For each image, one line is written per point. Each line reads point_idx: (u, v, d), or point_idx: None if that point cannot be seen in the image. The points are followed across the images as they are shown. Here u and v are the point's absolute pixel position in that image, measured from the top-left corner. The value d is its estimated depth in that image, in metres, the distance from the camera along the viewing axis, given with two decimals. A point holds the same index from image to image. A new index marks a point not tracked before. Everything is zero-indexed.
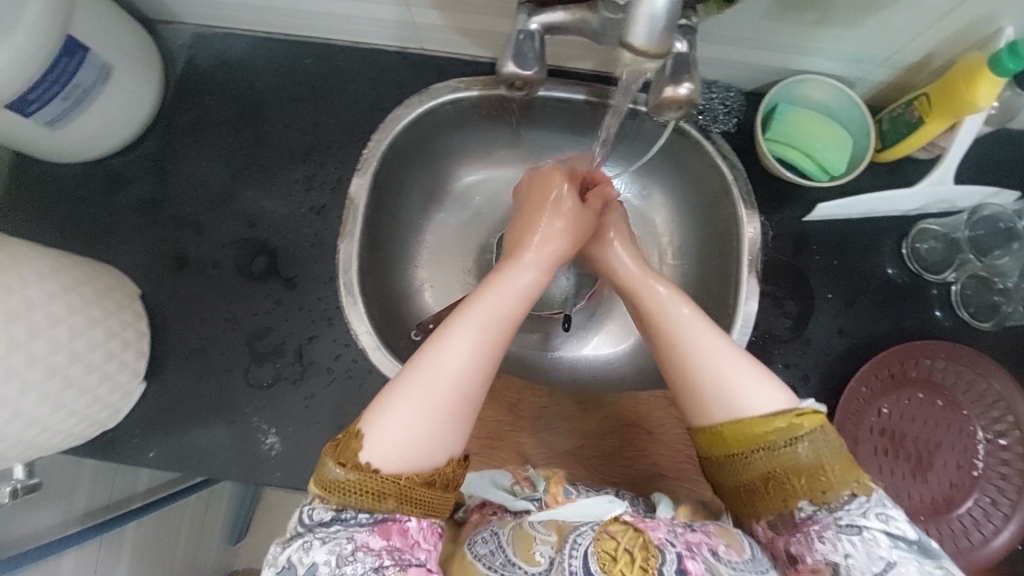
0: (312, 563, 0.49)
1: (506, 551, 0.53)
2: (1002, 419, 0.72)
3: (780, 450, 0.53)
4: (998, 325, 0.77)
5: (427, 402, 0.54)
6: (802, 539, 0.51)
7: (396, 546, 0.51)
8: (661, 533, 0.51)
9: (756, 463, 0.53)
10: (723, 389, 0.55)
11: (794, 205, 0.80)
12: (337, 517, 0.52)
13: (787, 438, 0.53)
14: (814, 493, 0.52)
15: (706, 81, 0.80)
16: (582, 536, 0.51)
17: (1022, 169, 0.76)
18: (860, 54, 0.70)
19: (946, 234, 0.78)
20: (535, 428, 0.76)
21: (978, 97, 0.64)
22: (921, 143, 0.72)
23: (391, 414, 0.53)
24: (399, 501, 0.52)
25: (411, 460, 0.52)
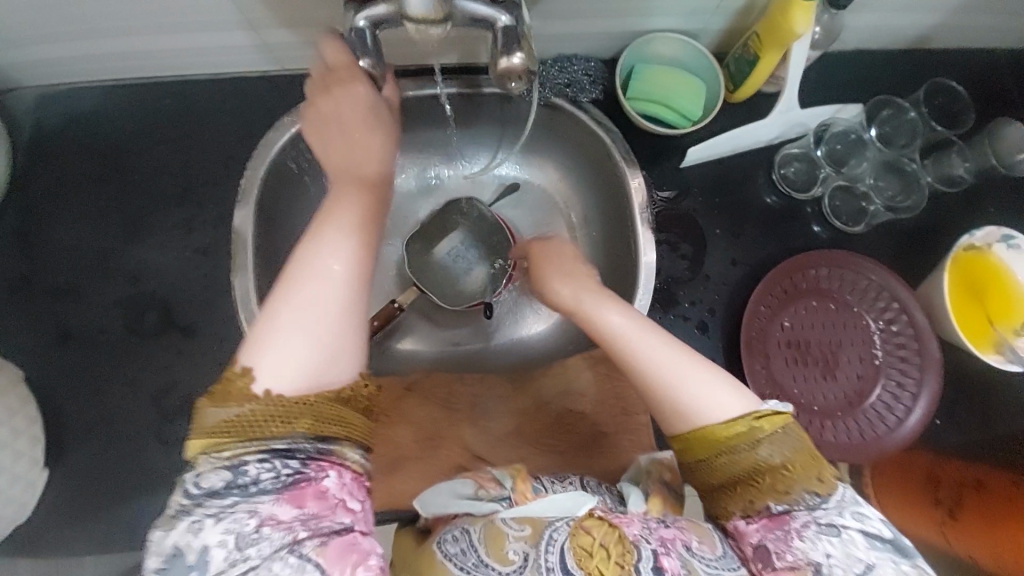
0: (205, 547, 0.40)
1: (478, 552, 0.51)
2: (889, 309, 0.78)
3: (741, 455, 0.50)
4: (868, 226, 0.83)
5: (306, 321, 0.46)
6: (782, 536, 0.49)
7: (312, 514, 0.43)
8: (635, 527, 0.52)
9: (718, 468, 0.51)
10: (692, 388, 0.52)
11: (670, 155, 0.84)
12: (234, 481, 0.42)
13: (746, 444, 0.50)
14: (775, 493, 0.50)
15: (566, 56, 0.83)
16: (559, 531, 0.51)
17: (855, 85, 0.84)
18: (691, 6, 0.76)
19: (805, 155, 0.85)
20: (471, 417, 0.76)
21: (796, 25, 0.68)
22: (764, 77, 0.78)
23: (274, 344, 0.45)
24: (315, 424, 0.44)
25: (311, 379, 0.45)
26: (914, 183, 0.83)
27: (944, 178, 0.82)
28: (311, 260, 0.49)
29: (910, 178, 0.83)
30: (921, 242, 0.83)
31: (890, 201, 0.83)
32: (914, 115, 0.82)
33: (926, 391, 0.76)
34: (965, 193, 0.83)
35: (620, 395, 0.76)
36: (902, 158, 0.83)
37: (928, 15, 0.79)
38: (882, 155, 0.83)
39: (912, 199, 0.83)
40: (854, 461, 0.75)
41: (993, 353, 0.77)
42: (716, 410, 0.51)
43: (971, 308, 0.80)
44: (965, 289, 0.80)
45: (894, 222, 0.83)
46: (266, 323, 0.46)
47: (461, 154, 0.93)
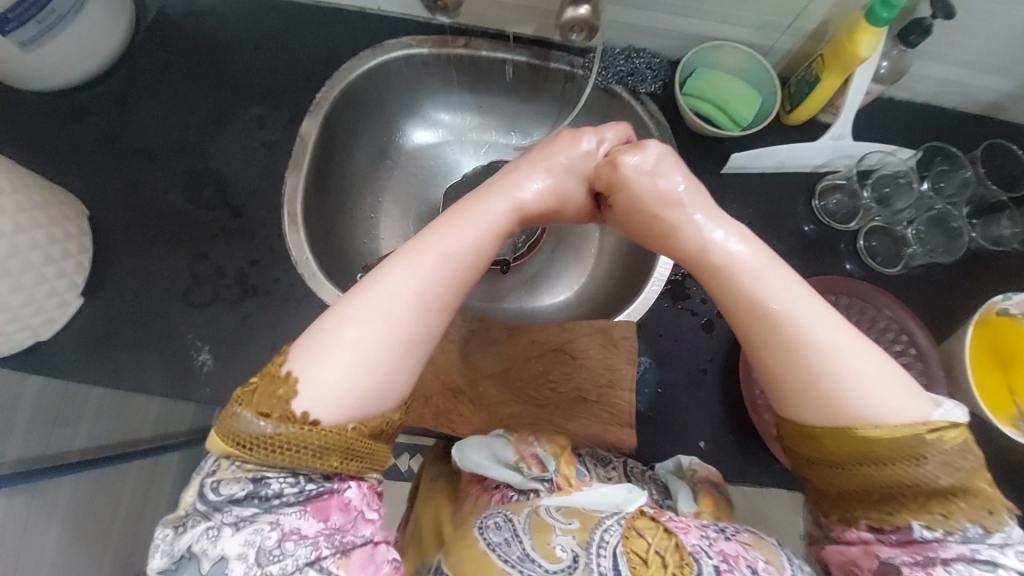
0: (225, 551, 0.47)
1: (523, 543, 0.54)
2: (903, 353, 0.78)
3: (902, 467, 0.49)
4: (905, 269, 0.82)
5: (372, 314, 0.52)
6: (923, 561, 0.47)
7: (333, 526, 0.49)
8: (692, 537, 0.53)
9: (868, 475, 0.50)
10: (852, 378, 0.50)
11: (714, 158, 0.86)
12: (255, 493, 0.48)
13: (911, 456, 0.48)
14: (929, 515, 0.48)
15: (635, 47, 0.88)
16: (608, 533, 0.53)
17: (912, 132, 0.85)
18: (764, 20, 0.79)
19: (848, 190, 0.85)
20: (463, 350, 0.79)
21: (862, 48, 0.70)
22: (823, 100, 0.79)
23: (325, 350, 0.51)
24: (343, 458, 0.51)
25: (343, 413, 0.51)
26: (957, 237, 0.82)
27: (990, 237, 0.82)
28: (364, 301, 0.53)
29: (953, 230, 0.82)
30: (953, 296, 0.81)
31: (929, 247, 0.83)
32: (970, 171, 0.80)
33: None
34: (1009, 258, 0.81)
35: (613, 369, 0.77)
36: (948, 210, 0.82)
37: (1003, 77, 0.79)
38: (929, 202, 0.83)
39: (952, 250, 0.82)
40: None
41: (1008, 424, 0.73)
42: (882, 403, 0.49)
43: (992, 372, 0.76)
44: (990, 352, 0.77)
45: (928, 271, 0.82)
46: (303, 350, 0.51)
47: (514, 124, 0.98)
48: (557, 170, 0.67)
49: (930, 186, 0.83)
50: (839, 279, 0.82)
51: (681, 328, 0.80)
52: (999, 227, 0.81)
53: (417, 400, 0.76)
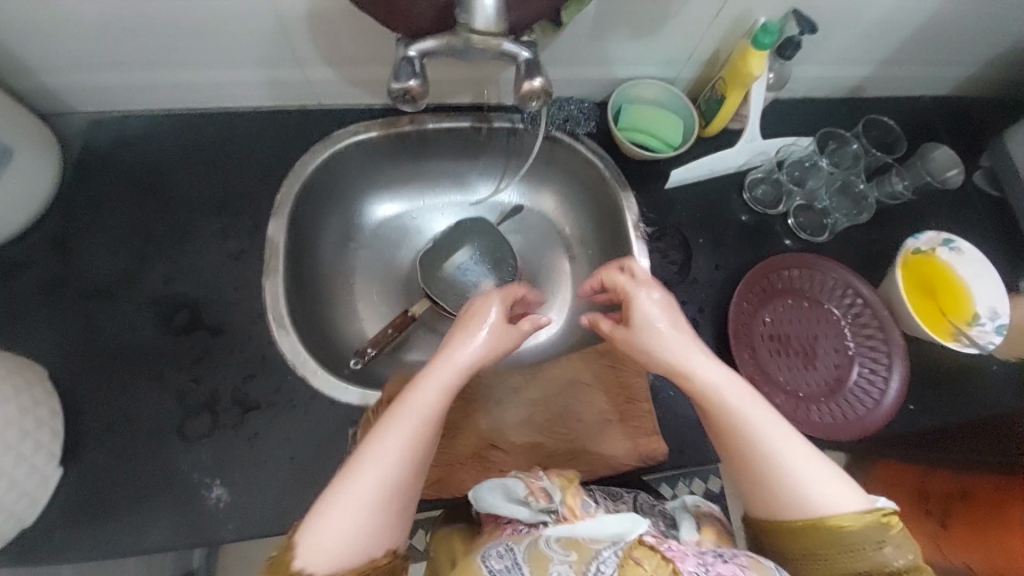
0: None
1: (520, 567, 0.56)
2: (855, 304, 0.90)
3: (866, 552, 0.55)
4: (832, 235, 0.96)
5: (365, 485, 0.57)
6: None
7: None
8: (689, 563, 0.57)
9: (837, 560, 0.56)
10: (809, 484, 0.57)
11: (656, 178, 0.97)
12: None
13: (873, 542, 0.55)
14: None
15: (565, 97, 0.98)
16: (604, 564, 0.56)
17: (801, 125, 1.02)
18: (666, 59, 0.93)
19: (770, 179, 1.00)
20: (484, 407, 0.79)
21: (753, 68, 0.85)
22: (732, 113, 0.93)
23: (320, 526, 0.55)
24: None
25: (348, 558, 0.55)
26: (862, 199, 0.98)
27: (886, 193, 0.97)
28: (340, 486, 0.57)
29: (857, 195, 0.98)
30: (874, 246, 0.96)
31: (845, 214, 0.97)
32: (855, 145, 0.97)
33: (897, 372, 0.85)
34: (903, 205, 0.98)
35: (627, 385, 0.81)
36: (849, 179, 0.99)
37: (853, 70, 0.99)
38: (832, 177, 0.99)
39: (862, 212, 0.97)
40: (839, 438, 0.82)
41: (950, 338, 0.88)
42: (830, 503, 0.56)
43: (923, 302, 0.90)
44: (916, 285, 0.91)
45: (851, 231, 0.96)
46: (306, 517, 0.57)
47: (468, 182, 1.04)
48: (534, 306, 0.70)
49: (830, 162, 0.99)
50: (787, 255, 0.94)
51: None
52: (892, 182, 0.98)
53: (454, 470, 0.75)
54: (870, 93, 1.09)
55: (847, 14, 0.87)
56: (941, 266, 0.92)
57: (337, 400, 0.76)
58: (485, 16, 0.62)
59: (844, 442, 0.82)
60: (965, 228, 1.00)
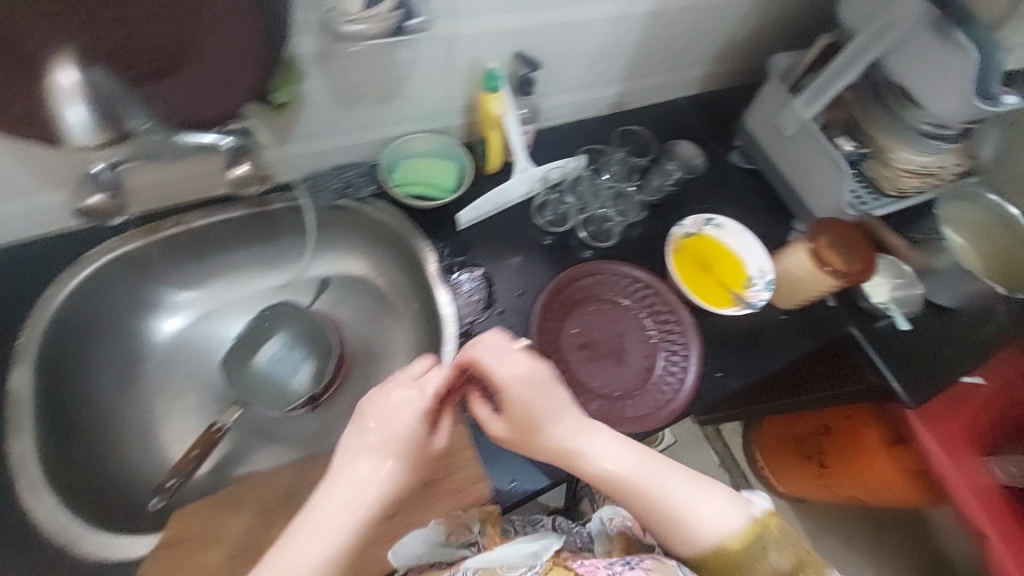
0: None
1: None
2: (648, 297, 0.98)
3: (759, 563, 0.66)
4: (618, 238, 1.04)
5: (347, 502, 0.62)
6: None
7: None
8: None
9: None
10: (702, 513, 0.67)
11: (449, 223, 0.99)
12: None
13: (762, 552, 0.66)
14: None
15: (344, 164, 0.99)
16: None
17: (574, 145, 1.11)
18: (429, 112, 0.97)
19: (556, 199, 1.07)
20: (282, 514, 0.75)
21: (494, 109, 0.93)
22: (499, 149, 0.99)
23: None
24: None
25: None
26: (636, 200, 1.08)
27: (654, 189, 1.09)
28: None
29: (633, 197, 1.09)
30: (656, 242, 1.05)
31: (625, 215, 1.07)
32: (616, 153, 1.10)
33: (693, 351, 0.93)
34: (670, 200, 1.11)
35: None
36: (621, 185, 1.09)
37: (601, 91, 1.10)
38: (609, 185, 1.09)
39: (638, 212, 1.07)
40: (649, 428, 0.89)
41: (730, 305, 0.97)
42: (714, 528, 0.66)
43: (705, 278, 1.00)
44: (695, 265, 1.02)
45: (632, 232, 1.05)
46: None
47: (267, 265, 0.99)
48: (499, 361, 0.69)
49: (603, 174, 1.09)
50: (585, 264, 0.99)
51: None
52: (654, 181, 1.11)
53: None
54: (634, 105, 1.21)
55: (568, 48, 0.97)
56: (708, 242, 1.04)
57: (104, 560, 0.73)
58: (81, 129, 0.56)
59: (654, 429, 0.89)
60: (722, 209, 1.15)
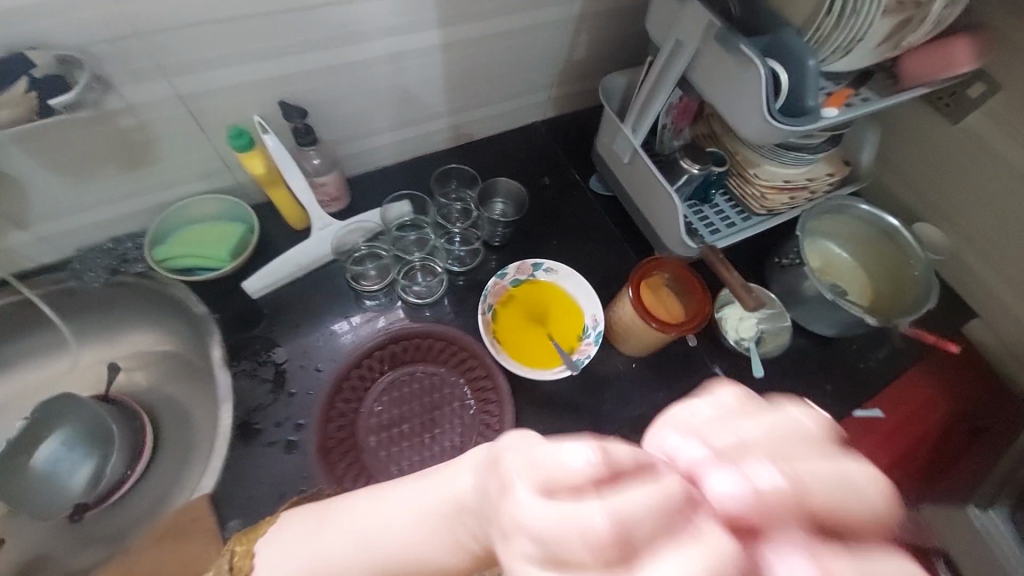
0: None
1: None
2: (464, 361, 0.87)
3: None
4: (441, 292, 0.93)
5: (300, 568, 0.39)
6: None
7: None
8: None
9: None
10: None
11: (240, 293, 0.89)
12: None
13: None
14: None
15: (115, 237, 0.87)
16: None
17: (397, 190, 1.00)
18: (202, 173, 0.85)
19: (373, 254, 0.95)
20: None
21: (260, 168, 0.80)
22: (290, 200, 0.88)
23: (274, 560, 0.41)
24: None
25: None
26: (464, 244, 0.98)
27: (487, 231, 0.98)
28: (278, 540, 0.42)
29: (462, 244, 0.97)
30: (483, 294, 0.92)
31: (452, 265, 0.96)
32: (440, 196, 1.01)
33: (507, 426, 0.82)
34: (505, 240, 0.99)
35: (192, 556, 0.72)
36: (449, 228, 0.98)
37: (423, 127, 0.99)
38: (434, 231, 0.98)
39: (466, 260, 0.97)
40: None
41: (556, 364, 0.86)
42: None
43: (533, 333, 0.89)
44: (522, 318, 0.90)
45: (457, 283, 0.96)
46: None
47: (47, 353, 0.90)
48: (495, 490, 0.31)
49: (427, 220, 0.98)
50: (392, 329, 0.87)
51: (265, 463, 0.78)
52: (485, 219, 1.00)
53: None
54: (478, 134, 1.10)
55: (353, 90, 0.86)
56: (539, 289, 0.92)
57: None
58: None
59: None
60: (572, 243, 1.03)
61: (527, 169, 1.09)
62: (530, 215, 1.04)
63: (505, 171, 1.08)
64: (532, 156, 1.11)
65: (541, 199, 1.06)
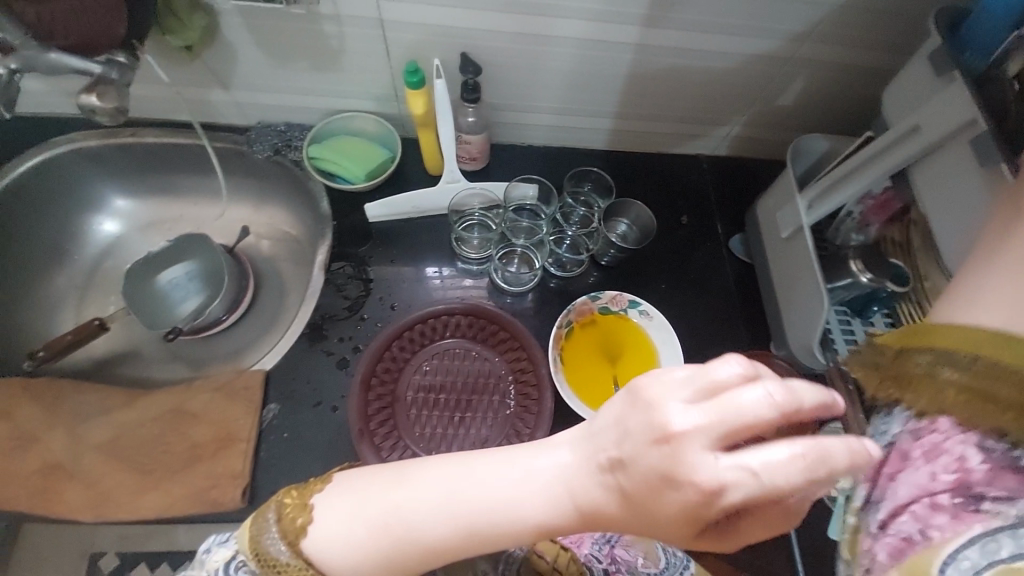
0: None
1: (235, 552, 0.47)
2: (521, 361, 0.85)
3: None
4: (531, 286, 0.91)
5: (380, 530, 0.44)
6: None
7: None
8: (586, 548, 0.66)
9: None
10: None
11: (358, 210, 0.94)
12: None
13: None
14: None
15: (286, 121, 0.97)
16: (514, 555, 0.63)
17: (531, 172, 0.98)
18: (373, 92, 0.90)
19: (484, 224, 0.95)
20: (68, 424, 0.80)
21: (419, 108, 0.84)
22: (435, 148, 0.91)
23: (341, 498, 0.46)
24: None
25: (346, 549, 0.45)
26: (572, 250, 0.94)
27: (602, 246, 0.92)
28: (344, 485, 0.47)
29: (570, 248, 0.94)
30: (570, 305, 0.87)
31: (552, 264, 0.93)
32: (569, 194, 0.97)
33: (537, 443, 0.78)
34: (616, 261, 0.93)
35: (232, 418, 0.79)
36: (565, 229, 0.95)
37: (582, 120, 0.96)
38: (550, 225, 0.95)
39: (568, 265, 0.93)
40: None
41: None
42: None
43: (599, 365, 0.84)
44: (595, 346, 0.85)
45: (549, 284, 0.92)
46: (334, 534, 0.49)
47: (202, 196, 1.05)
48: (630, 411, 0.40)
49: (548, 212, 0.95)
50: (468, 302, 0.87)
51: (317, 367, 0.84)
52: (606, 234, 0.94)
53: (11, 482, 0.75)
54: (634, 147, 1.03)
55: (531, 64, 0.85)
56: (623, 322, 0.86)
57: None
58: None
59: None
60: (684, 297, 0.92)
61: (671, 203, 0.99)
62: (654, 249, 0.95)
63: (646, 195, 1.00)
64: (683, 191, 1.01)
65: (670, 237, 0.96)
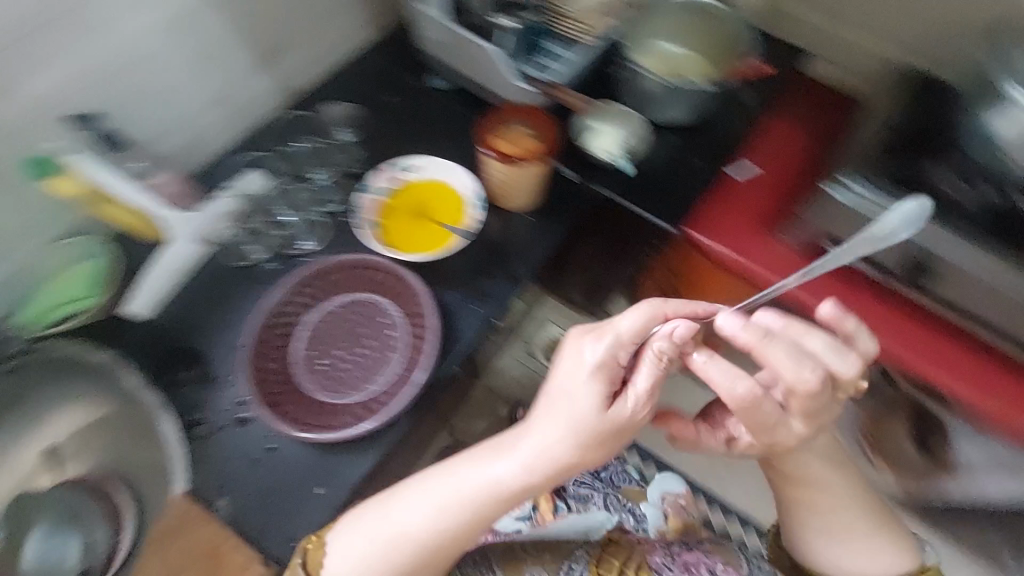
0: None
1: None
2: (352, 269, 0.90)
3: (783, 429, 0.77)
4: (323, 235, 0.94)
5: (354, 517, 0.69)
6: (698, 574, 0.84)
7: None
8: (658, 557, 0.86)
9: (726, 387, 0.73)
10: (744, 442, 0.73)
11: (130, 325, 0.89)
12: None
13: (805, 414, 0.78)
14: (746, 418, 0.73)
15: None
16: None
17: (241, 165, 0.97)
18: (35, 221, 0.84)
19: (242, 228, 0.94)
20: None
21: (74, 187, 0.82)
22: (125, 215, 0.87)
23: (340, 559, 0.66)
24: None
25: None
26: (329, 178, 0.98)
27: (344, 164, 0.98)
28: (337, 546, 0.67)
29: (325, 185, 0.97)
30: (358, 208, 0.93)
31: (323, 206, 0.96)
32: (285, 151, 0.99)
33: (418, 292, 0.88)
34: (361, 157, 0.99)
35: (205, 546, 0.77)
36: (308, 174, 0.98)
37: (233, 88, 0.95)
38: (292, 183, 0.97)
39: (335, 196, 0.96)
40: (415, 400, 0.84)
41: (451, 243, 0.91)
42: None
43: (418, 226, 0.92)
44: (407, 217, 0.93)
45: (337, 220, 0.95)
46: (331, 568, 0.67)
47: None
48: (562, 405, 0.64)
49: (282, 177, 0.97)
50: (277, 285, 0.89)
51: (224, 447, 0.83)
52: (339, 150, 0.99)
53: None
54: (300, 77, 1.02)
55: (133, 80, 0.83)
56: (405, 186, 0.94)
57: None
58: None
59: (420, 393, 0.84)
60: (440, 143, 0.99)
61: (365, 89, 1.03)
62: (381, 129, 1.00)
63: (340, 98, 1.02)
64: (364, 74, 1.04)
65: (386, 110, 1.02)
